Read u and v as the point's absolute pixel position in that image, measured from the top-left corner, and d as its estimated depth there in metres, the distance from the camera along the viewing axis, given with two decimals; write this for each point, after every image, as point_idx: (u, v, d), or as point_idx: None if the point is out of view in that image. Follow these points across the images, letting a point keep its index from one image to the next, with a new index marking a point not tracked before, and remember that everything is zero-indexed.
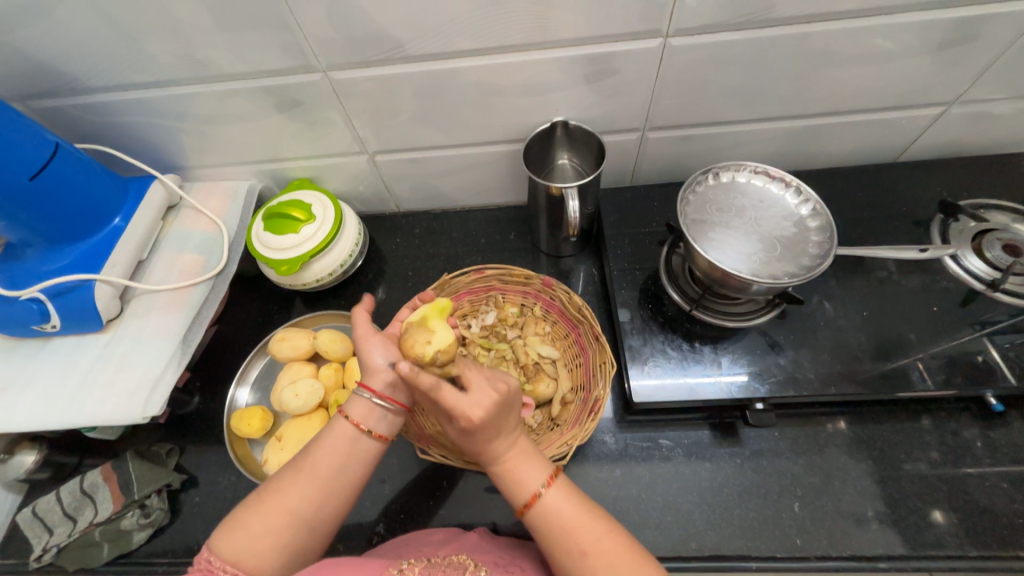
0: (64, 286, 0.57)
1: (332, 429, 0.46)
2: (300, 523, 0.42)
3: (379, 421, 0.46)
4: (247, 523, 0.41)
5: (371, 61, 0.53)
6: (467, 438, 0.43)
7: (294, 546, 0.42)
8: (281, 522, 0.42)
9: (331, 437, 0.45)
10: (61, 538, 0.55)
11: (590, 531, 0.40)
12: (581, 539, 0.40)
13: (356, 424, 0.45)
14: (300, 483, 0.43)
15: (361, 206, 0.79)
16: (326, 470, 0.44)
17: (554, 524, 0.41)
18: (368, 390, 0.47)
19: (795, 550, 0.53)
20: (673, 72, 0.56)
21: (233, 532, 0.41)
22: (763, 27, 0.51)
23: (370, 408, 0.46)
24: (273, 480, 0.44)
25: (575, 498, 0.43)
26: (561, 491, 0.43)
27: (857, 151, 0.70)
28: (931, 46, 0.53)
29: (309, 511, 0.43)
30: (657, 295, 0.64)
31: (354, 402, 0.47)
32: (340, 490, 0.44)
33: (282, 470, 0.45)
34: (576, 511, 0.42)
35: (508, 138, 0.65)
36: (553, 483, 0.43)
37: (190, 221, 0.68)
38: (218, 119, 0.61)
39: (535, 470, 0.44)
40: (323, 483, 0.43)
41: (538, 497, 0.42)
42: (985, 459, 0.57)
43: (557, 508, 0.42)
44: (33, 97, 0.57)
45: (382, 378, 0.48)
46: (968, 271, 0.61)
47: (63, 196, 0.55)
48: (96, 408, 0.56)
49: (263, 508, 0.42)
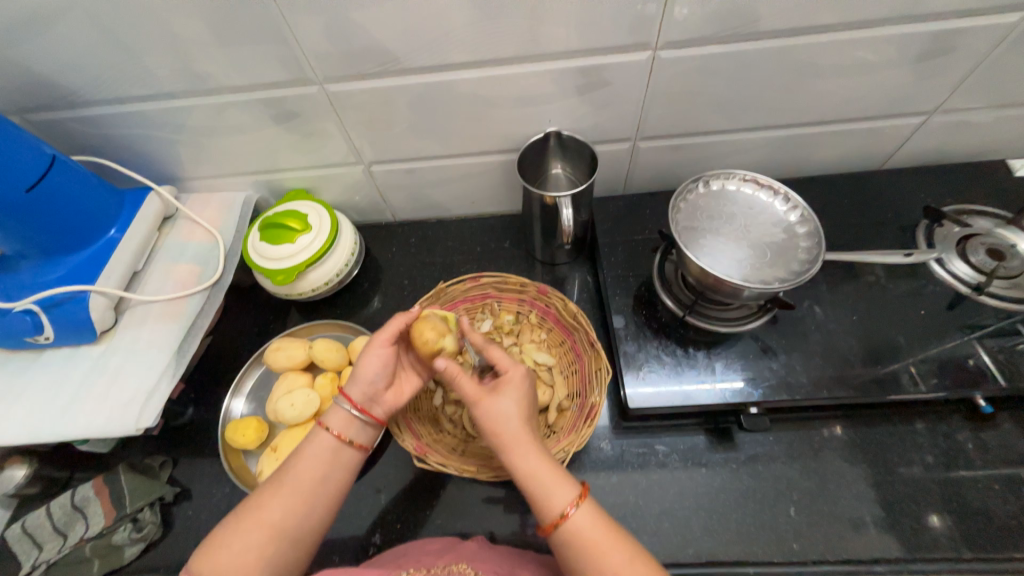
0: (57, 297, 0.57)
1: (309, 440, 0.47)
2: (284, 536, 0.42)
3: (355, 429, 0.49)
4: (230, 541, 0.41)
5: (367, 74, 0.54)
6: (513, 403, 0.46)
7: (280, 559, 0.42)
8: (265, 536, 0.41)
9: (310, 448, 0.46)
10: (51, 554, 0.54)
11: (616, 553, 0.39)
12: (611, 559, 0.39)
13: (338, 435, 0.47)
14: (282, 496, 0.43)
15: (357, 216, 0.79)
16: (308, 480, 0.44)
17: (583, 545, 0.40)
18: (347, 401, 0.49)
19: (792, 554, 0.53)
20: (663, 83, 0.57)
21: (215, 552, 0.40)
22: (749, 40, 0.52)
23: (350, 419, 0.49)
24: (253, 496, 0.44)
25: (599, 516, 0.41)
26: (589, 512, 0.41)
27: (843, 159, 0.72)
28: (911, 58, 0.55)
29: (293, 523, 0.43)
30: (651, 302, 0.64)
31: (334, 413, 0.49)
32: (322, 500, 0.45)
33: (261, 486, 0.44)
34: (603, 532, 0.40)
35: (503, 148, 0.66)
36: (583, 502, 0.41)
37: (186, 232, 0.68)
38: (215, 131, 0.61)
39: (563, 484, 0.42)
40: (306, 493, 0.44)
41: (568, 516, 0.40)
42: (977, 461, 0.58)
43: (586, 530, 0.40)
44: (31, 110, 0.58)
45: (364, 389, 0.50)
46: (955, 275, 0.63)
47: (59, 208, 0.55)
48: (89, 420, 0.55)
49: (242, 523, 0.42)
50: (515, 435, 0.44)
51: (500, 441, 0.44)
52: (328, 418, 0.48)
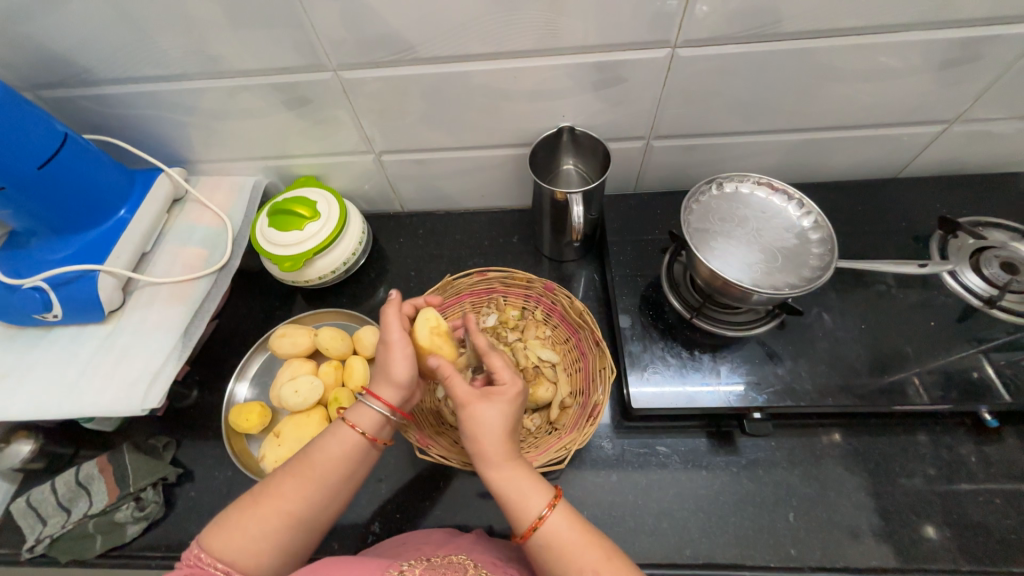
0: (66, 276, 0.57)
1: (332, 434, 0.46)
2: (300, 525, 0.42)
3: (381, 429, 0.47)
4: (245, 524, 0.41)
5: (381, 62, 0.54)
6: (500, 412, 0.44)
7: (292, 546, 0.42)
8: (281, 524, 0.42)
9: (335, 442, 0.45)
10: (55, 529, 0.55)
11: (593, 554, 0.39)
12: (585, 559, 0.39)
13: (367, 436, 0.46)
14: (305, 487, 0.43)
15: (366, 205, 0.79)
16: (331, 474, 0.44)
17: (557, 547, 0.40)
18: (376, 400, 0.47)
19: (789, 560, 0.53)
20: (680, 83, 0.56)
21: (230, 532, 0.41)
22: (770, 41, 0.52)
23: (377, 418, 0.47)
24: (272, 481, 0.44)
25: (576, 519, 0.42)
26: (563, 514, 0.41)
27: (859, 166, 0.71)
28: (935, 65, 0.54)
29: (311, 514, 0.43)
30: (658, 302, 0.64)
31: (361, 411, 0.47)
32: (341, 494, 0.45)
33: (281, 471, 0.44)
34: (579, 533, 0.41)
35: (515, 142, 0.66)
36: (555, 507, 0.41)
37: (195, 215, 0.68)
38: (228, 115, 0.61)
39: (535, 494, 0.42)
40: (329, 487, 0.44)
41: (538, 526, 0.40)
42: (980, 474, 0.57)
43: (559, 536, 0.40)
44: (42, 87, 0.58)
45: (396, 392, 0.48)
46: (966, 287, 0.62)
47: (70, 187, 0.55)
48: (96, 398, 0.56)
49: (260, 510, 0.42)
50: (490, 448, 0.43)
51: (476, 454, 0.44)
52: (359, 420, 0.46)
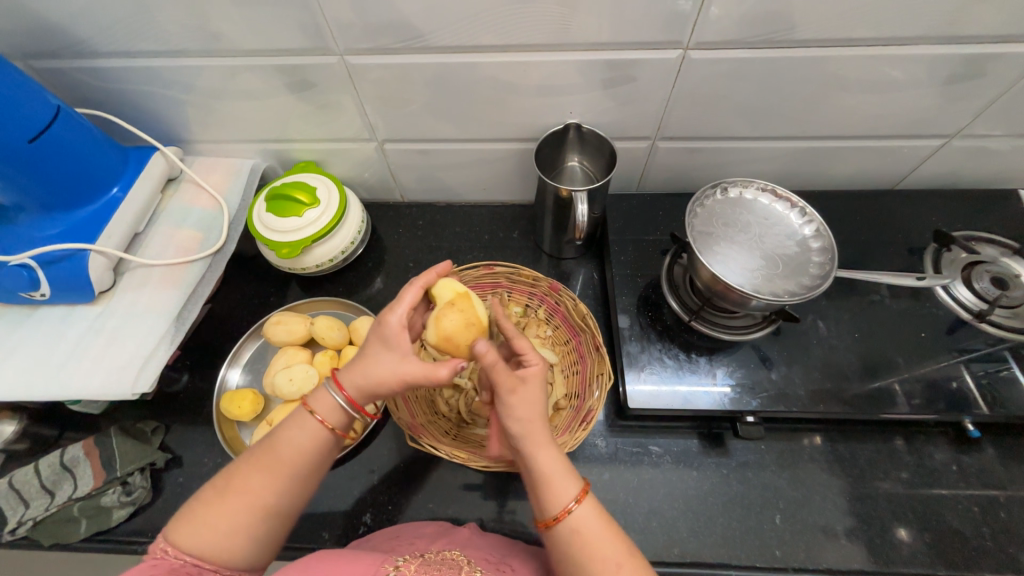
0: (55, 254, 0.56)
1: (297, 425, 0.44)
2: (273, 515, 0.41)
3: (347, 421, 0.45)
4: (212, 520, 0.39)
5: (388, 48, 0.53)
6: (540, 390, 0.45)
7: (267, 535, 0.41)
8: (252, 517, 0.40)
9: (303, 434, 0.43)
10: (38, 511, 0.54)
11: (608, 556, 0.39)
12: (611, 554, 0.39)
13: (321, 421, 0.44)
14: (276, 482, 0.41)
15: (365, 193, 0.78)
16: (302, 467, 0.42)
17: (588, 535, 0.40)
18: (338, 390, 0.44)
19: (774, 560, 0.55)
20: (689, 85, 0.56)
21: (196, 527, 0.39)
22: (780, 47, 0.52)
23: (339, 408, 0.44)
24: (236, 474, 0.41)
25: (602, 520, 0.41)
26: (589, 512, 0.41)
27: (858, 176, 0.72)
28: (940, 79, 0.55)
29: (284, 506, 0.42)
30: (657, 303, 0.65)
31: (321, 397, 0.45)
32: (312, 483, 0.43)
33: (245, 463, 0.42)
34: (600, 534, 0.40)
35: (520, 137, 0.65)
36: (585, 498, 0.41)
37: (190, 196, 0.66)
38: (228, 94, 0.60)
39: (569, 480, 0.41)
40: (302, 479, 0.42)
41: (569, 512, 0.40)
42: (958, 482, 0.59)
43: (582, 530, 0.40)
44: (34, 57, 0.55)
45: (355, 378, 0.45)
46: (957, 301, 0.63)
47: (60, 162, 0.53)
48: (84, 381, 0.54)
49: (227, 505, 0.40)
50: (535, 428, 0.43)
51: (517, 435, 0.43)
52: (327, 415, 0.44)
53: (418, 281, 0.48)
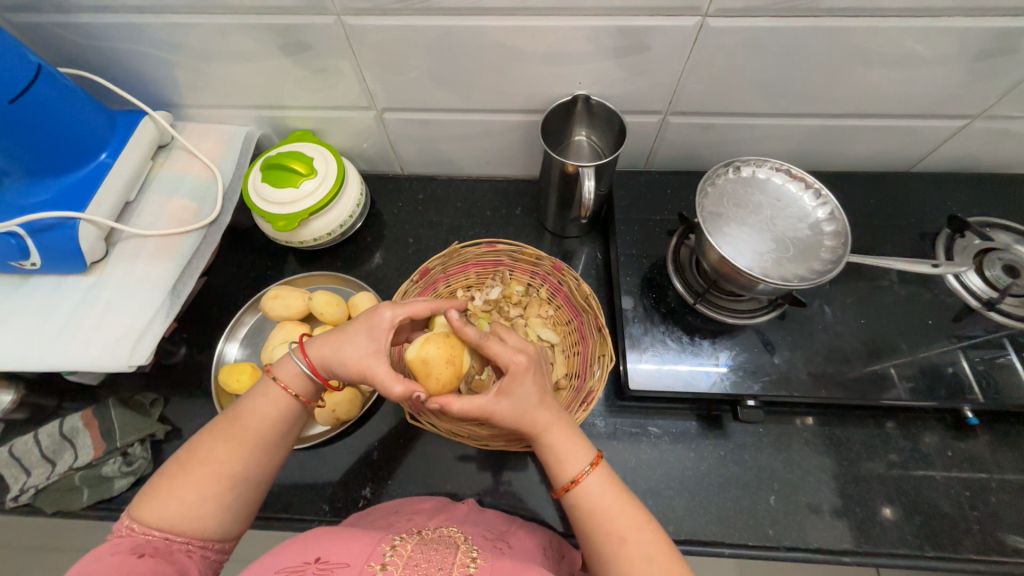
0: (44, 222, 0.54)
1: (261, 394, 0.44)
2: (242, 484, 0.41)
3: (311, 389, 0.46)
4: (177, 492, 0.39)
5: (388, 9, 0.49)
6: (536, 376, 0.45)
7: (239, 505, 0.41)
8: (221, 487, 0.40)
9: (267, 402, 0.44)
10: (39, 480, 0.54)
11: (627, 520, 0.41)
12: (618, 525, 0.40)
13: (283, 386, 0.44)
14: (241, 450, 0.41)
15: (364, 164, 0.75)
16: (267, 434, 0.43)
17: (592, 508, 0.42)
18: (302, 357, 0.45)
19: (766, 539, 0.56)
20: (706, 55, 0.53)
21: (162, 501, 0.39)
22: (806, 16, 0.49)
23: (303, 376, 0.45)
24: (199, 447, 0.41)
25: (615, 485, 0.43)
26: (602, 478, 0.43)
27: (874, 157, 0.69)
28: (970, 55, 0.52)
29: (253, 473, 0.42)
30: (662, 285, 0.63)
31: (285, 365, 0.45)
32: (280, 452, 0.44)
33: (207, 435, 0.42)
34: (614, 496, 0.42)
35: (526, 109, 0.62)
36: (598, 465, 0.43)
37: (182, 164, 0.64)
38: (219, 56, 0.56)
39: (580, 451, 0.44)
40: (268, 446, 0.43)
41: (584, 477, 0.42)
42: (952, 467, 0.60)
43: (598, 495, 0.42)
44: (11, 10, 0.52)
45: (322, 351, 0.45)
46: (966, 288, 0.63)
47: (44, 125, 0.51)
48: (80, 352, 0.54)
49: (194, 476, 0.40)
50: (536, 417, 0.44)
51: (528, 423, 0.43)
52: (291, 382, 0.45)
53: (433, 303, 0.49)
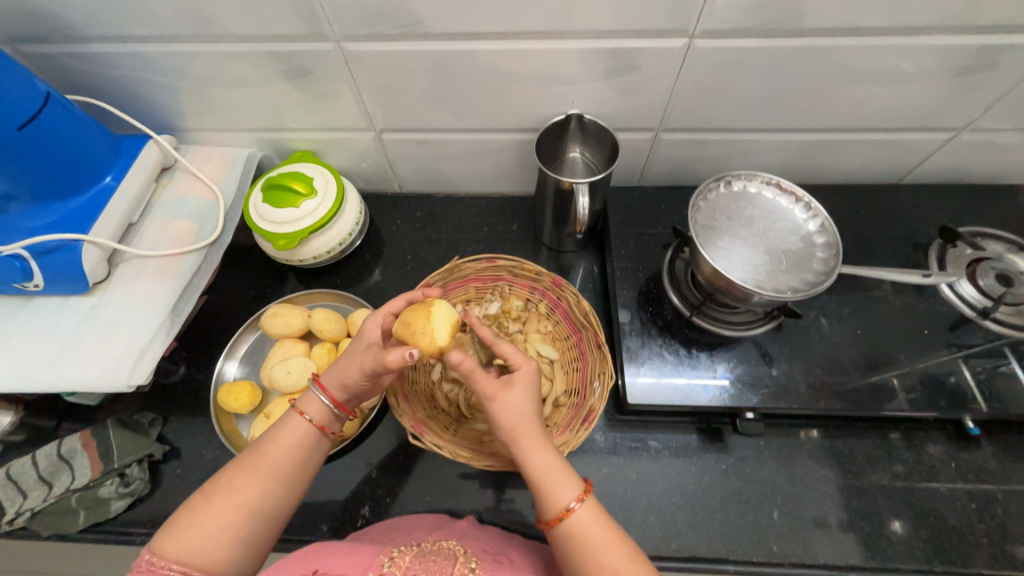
0: (48, 245, 0.55)
1: (285, 426, 0.45)
2: (260, 517, 0.41)
3: (332, 419, 0.47)
4: (197, 522, 0.39)
5: (383, 35, 0.51)
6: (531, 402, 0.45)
7: (254, 539, 0.40)
8: (238, 518, 0.40)
9: (290, 434, 0.44)
10: (36, 502, 0.54)
11: (614, 553, 0.39)
12: (606, 558, 0.39)
13: (300, 413, 0.45)
14: (260, 479, 0.41)
15: (363, 183, 0.77)
16: (286, 464, 0.43)
17: (580, 541, 0.40)
18: (323, 391, 0.47)
19: (771, 555, 0.55)
20: (695, 75, 0.55)
21: (182, 533, 0.38)
22: (789, 36, 0.50)
23: (325, 409, 0.47)
24: (221, 477, 0.41)
25: (605, 520, 0.41)
26: (591, 511, 0.41)
27: (865, 169, 0.70)
28: (952, 70, 0.53)
29: (270, 504, 0.41)
30: (658, 298, 0.64)
31: (309, 401, 0.46)
32: (299, 485, 0.44)
33: (230, 466, 0.42)
34: (602, 530, 0.40)
35: (522, 127, 0.64)
36: (586, 499, 0.41)
37: (184, 186, 0.65)
38: (221, 81, 0.58)
39: (568, 483, 0.42)
40: (286, 476, 0.43)
41: (570, 512, 0.40)
42: (955, 477, 0.59)
43: (585, 527, 0.40)
44: (21, 41, 0.54)
45: (337, 377, 0.47)
46: (961, 296, 0.63)
47: (50, 149, 0.52)
48: (80, 372, 0.54)
49: (213, 506, 0.39)
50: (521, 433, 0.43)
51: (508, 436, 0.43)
52: (318, 417, 0.46)
53: (412, 295, 0.52)
